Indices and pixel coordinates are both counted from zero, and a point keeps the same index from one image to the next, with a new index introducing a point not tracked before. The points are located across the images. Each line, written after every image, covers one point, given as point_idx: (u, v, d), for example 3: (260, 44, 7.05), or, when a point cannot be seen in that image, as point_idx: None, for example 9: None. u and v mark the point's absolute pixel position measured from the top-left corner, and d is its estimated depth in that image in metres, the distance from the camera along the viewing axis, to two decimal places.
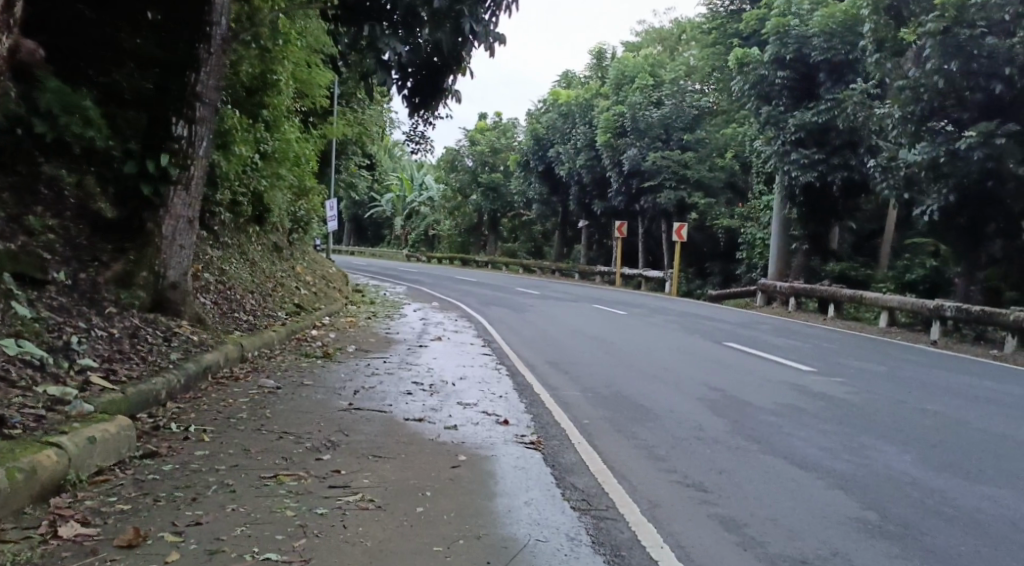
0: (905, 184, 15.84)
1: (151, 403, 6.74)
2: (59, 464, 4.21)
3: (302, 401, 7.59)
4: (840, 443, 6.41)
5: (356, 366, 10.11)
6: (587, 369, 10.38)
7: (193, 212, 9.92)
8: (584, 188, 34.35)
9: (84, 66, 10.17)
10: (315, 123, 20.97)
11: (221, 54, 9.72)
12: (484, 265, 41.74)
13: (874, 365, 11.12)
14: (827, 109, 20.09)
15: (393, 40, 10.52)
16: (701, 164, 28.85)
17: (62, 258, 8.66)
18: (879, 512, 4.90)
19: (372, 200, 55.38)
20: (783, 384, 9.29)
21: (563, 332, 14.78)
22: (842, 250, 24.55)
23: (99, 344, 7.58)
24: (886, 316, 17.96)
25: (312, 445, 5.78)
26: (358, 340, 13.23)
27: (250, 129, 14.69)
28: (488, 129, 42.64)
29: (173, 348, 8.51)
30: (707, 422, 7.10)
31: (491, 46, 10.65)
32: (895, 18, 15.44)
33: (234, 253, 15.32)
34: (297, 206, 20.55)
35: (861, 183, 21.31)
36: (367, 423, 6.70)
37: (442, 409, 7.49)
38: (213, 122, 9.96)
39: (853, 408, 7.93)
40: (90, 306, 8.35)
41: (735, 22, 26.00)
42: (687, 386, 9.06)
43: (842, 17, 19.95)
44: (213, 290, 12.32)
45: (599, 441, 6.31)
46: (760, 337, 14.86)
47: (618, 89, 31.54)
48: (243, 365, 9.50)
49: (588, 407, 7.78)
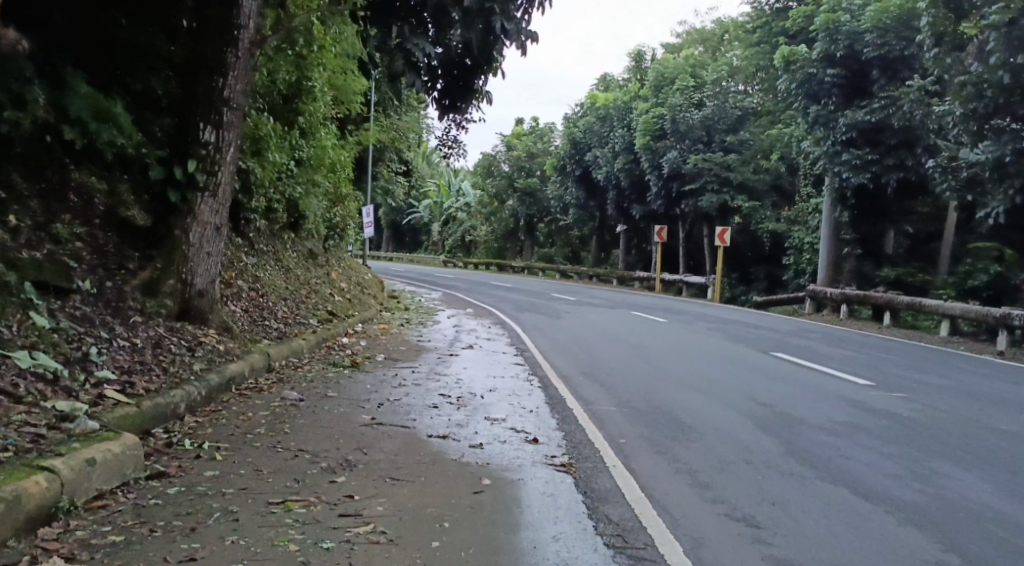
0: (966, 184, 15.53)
1: (168, 418, 6.49)
2: (49, 491, 4.02)
3: (324, 415, 7.30)
4: (908, 469, 5.93)
5: (384, 376, 9.81)
6: (623, 380, 9.96)
7: (221, 218, 9.71)
8: (623, 193, 33.85)
9: (119, 73, 10.14)
10: (351, 129, 20.84)
11: (248, 57, 9.56)
12: (520, 271, 41.41)
13: (936, 378, 10.56)
14: (880, 108, 19.51)
15: (422, 41, 10.37)
16: (744, 166, 28.20)
17: (90, 266, 8.48)
18: (959, 554, 4.45)
19: (410, 207, 55.43)
20: (839, 399, 8.80)
21: (598, 339, 14.36)
22: (896, 254, 23.68)
23: (120, 354, 7.27)
24: (946, 324, 17.20)
25: (327, 466, 5.49)
26: (390, 349, 12.93)
27: (286, 135, 14.74)
28: (526, 134, 42.46)
29: (198, 358, 8.25)
30: (754, 441, 6.67)
31: (523, 43, 10.30)
32: (955, 11, 14.83)
33: (268, 260, 15.14)
34: (333, 212, 20.39)
35: (915, 184, 20.87)
36: (387, 440, 6.38)
37: (468, 425, 7.15)
38: (241, 128, 9.81)
39: (915, 426, 7.44)
40: (115, 315, 8.12)
41: (781, 20, 25.43)
42: (731, 400, 8.62)
43: (896, 12, 19.27)
44: (244, 297, 12.14)
45: (636, 464, 5.90)
46: (809, 346, 14.30)
47: (658, 91, 31.09)
48: (269, 375, 9.24)
49: (625, 424, 7.37)
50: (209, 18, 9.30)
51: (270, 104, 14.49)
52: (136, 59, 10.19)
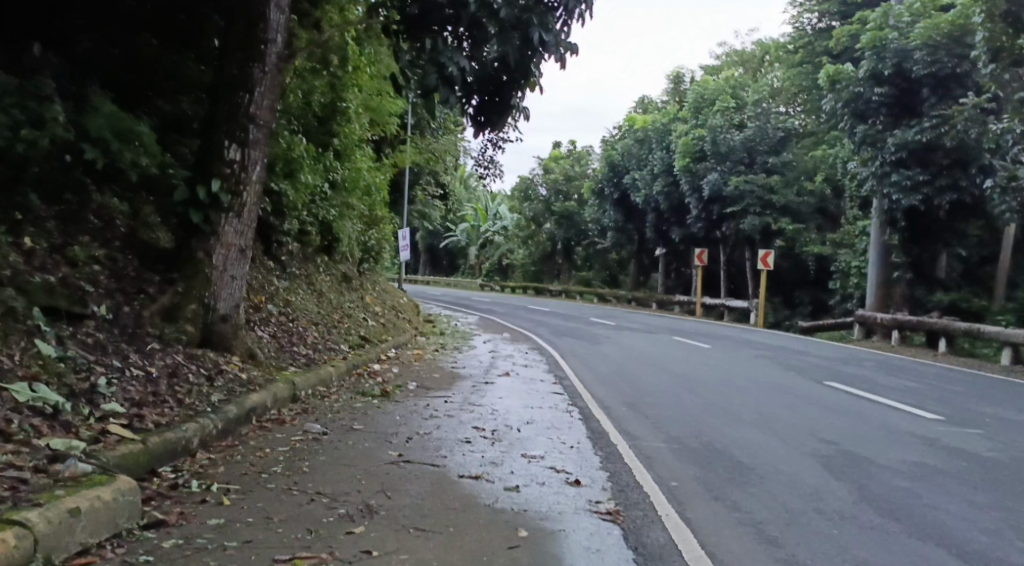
0: None
1: (178, 455, 6.00)
2: (18, 550, 3.63)
3: (347, 451, 6.76)
4: (1003, 523, 5.56)
5: (415, 406, 9.24)
6: (671, 412, 9.35)
7: (245, 241, 9.19)
8: (662, 215, 33.20)
9: (150, 94, 9.81)
10: (387, 151, 20.61)
11: (276, 72, 9.10)
12: (558, 295, 40.85)
13: (1003, 410, 10.18)
14: (932, 127, 18.74)
15: (456, 54, 9.73)
16: (788, 188, 27.45)
17: (106, 290, 8.03)
18: None
19: (447, 231, 55.23)
20: (907, 435, 8.41)
21: (640, 367, 13.72)
22: (949, 278, 22.74)
23: (133, 386, 6.75)
24: (1008, 352, 16.37)
25: (344, 513, 4.97)
26: (421, 376, 12.35)
27: (319, 158, 14.49)
28: (563, 157, 42.21)
29: (216, 389, 7.75)
30: (826, 489, 6.19)
31: (563, 56, 9.85)
32: (1014, 25, 14.15)
33: (302, 283, 14.71)
34: (367, 235, 20.03)
35: (970, 205, 19.97)
36: (413, 481, 5.82)
37: (503, 463, 6.56)
38: (268, 146, 9.30)
39: (1000, 473, 6.95)
40: (130, 343, 7.62)
41: (823, 40, 25.32)
42: (792, 437, 8.08)
43: (948, 29, 18.59)
44: (272, 322, 11.70)
45: (692, 513, 5.42)
46: (864, 374, 13.65)
47: (698, 113, 30.44)
48: (293, 406, 8.72)
49: (677, 463, 6.81)
50: (236, 35, 8.92)
51: (305, 126, 14.30)
52: (167, 83, 9.91)
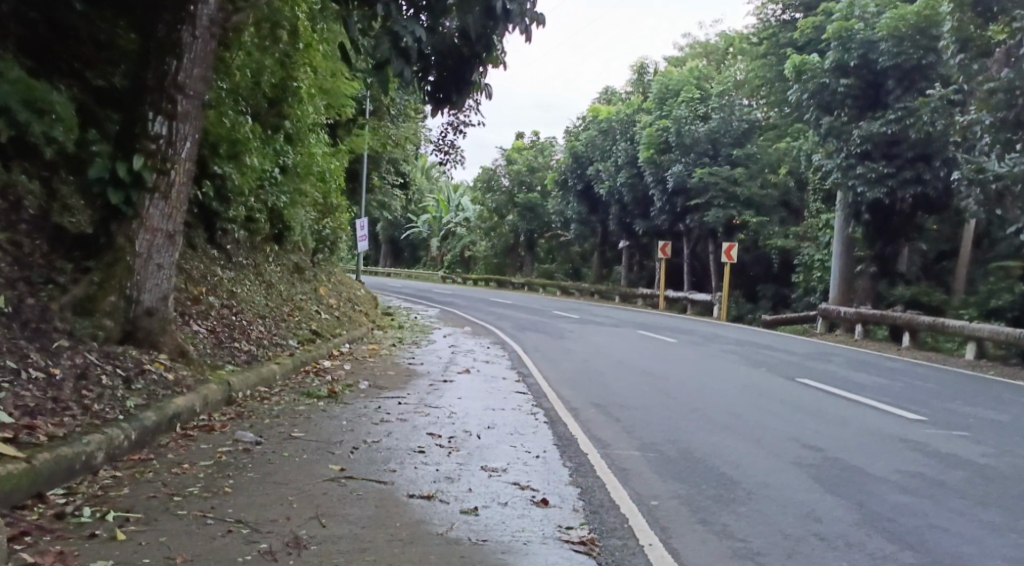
0: (996, 198, 14.80)
1: (75, 473, 5.10)
2: None
3: (283, 464, 5.91)
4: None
5: (364, 410, 8.36)
6: (644, 415, 8.61)
7: (174, 225, 8.13)
8: (626, 208, 32.57)
9: (76, 65, 8.85)
10: (342, 135, 19.68)
11: (208, 38, 8.05)
12: (521, 288, 40.09)
13: (989, 411, 9.63)
14: (897, 119, 18.25)
15: (413, 24, 8.61)
16: (752, 180, 27.04)
17: (7, 280, 7.02)
18: None
19: (408, 222, 54.08)
20: (896, 440, 7.79)
21: (608, 364, 12.95)
22: (910, 271, 22.55)
23: (28, 391, 5.83)
24: (973, 347, 16.04)
25: (266, 549, 4.16)
26: (374, 374, 11.43)
27: (267, 140, 13.55)
28: (526, 148, 41.55)
29: (134, 392, 6.81)
30: (824, 508, 5.48)
31: (528, 27, 8.97)
32: (981, 14, 13.64)
33: (249, 274, 13.62)
34: (321, 224, 19.04)
35: (935, 199, 19.61)
36: (354, 504, 4.99)
37: (459, 479, 5.74)
38: (201, 119, 8.26)
39: (1006, 486, 6.32)
40: (33, 339, 6.63)
41: (788, 31, 24.58)
42: (776, 444, 7.38)
43: (913, 20, 18.14)
44: (213, 316, 10.68)
45: (679, 543, 4.67)
46: (837, 371, 13.08)
47: (662, 104, 29.96)
48: (227, 410, 7.80)
49: (655, 478, 6.05)
50: None
51: (254, 107, 13.22)
52: (91, 51, 8.94)
